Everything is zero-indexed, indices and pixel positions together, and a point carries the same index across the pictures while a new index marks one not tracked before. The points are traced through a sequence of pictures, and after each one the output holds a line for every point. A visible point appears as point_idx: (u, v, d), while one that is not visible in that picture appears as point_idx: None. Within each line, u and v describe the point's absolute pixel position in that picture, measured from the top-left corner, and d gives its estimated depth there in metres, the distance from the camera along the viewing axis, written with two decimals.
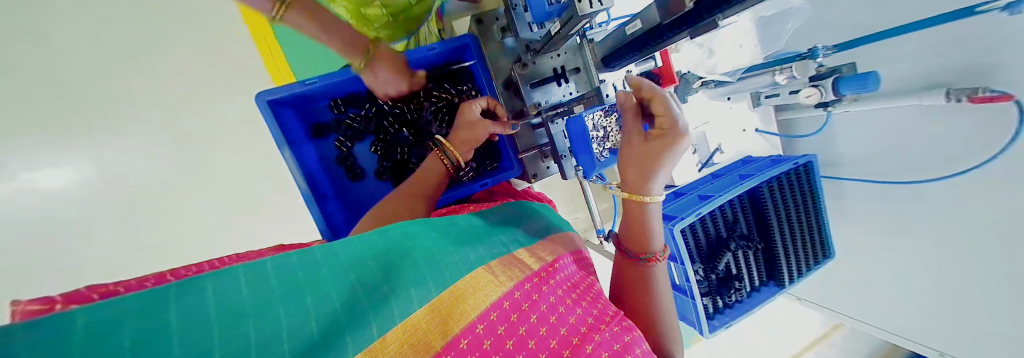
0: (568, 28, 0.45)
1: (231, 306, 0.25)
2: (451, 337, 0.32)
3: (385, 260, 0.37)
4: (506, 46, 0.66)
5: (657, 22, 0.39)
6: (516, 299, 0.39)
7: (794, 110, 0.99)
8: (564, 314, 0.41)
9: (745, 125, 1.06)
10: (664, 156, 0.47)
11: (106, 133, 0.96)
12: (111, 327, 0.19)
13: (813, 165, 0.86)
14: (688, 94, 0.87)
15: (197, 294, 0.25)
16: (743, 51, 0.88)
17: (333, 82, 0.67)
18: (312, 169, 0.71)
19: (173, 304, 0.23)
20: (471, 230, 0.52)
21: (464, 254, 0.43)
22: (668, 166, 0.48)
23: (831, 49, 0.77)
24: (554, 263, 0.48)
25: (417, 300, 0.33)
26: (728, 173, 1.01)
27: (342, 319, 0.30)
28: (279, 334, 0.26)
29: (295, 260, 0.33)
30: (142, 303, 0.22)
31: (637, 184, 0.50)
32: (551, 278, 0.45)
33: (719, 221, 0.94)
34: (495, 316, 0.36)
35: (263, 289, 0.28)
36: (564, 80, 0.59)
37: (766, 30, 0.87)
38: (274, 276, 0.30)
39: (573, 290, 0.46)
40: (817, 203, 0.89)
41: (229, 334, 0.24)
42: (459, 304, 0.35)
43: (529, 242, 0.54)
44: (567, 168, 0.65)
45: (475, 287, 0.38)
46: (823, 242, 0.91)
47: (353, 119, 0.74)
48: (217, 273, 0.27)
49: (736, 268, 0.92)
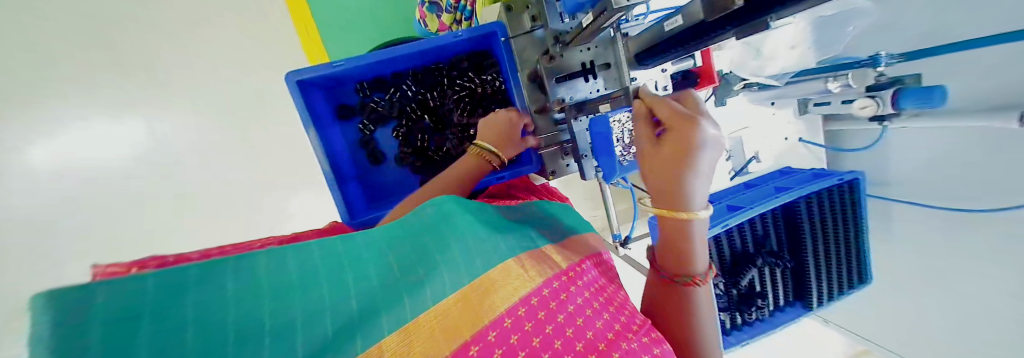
0: (601, 20, 0.42)
1: (278, 282, 0.29)
2: (480, 327, 0.32)
3: (419, 246, 0.38)
4: (535, 36, 0.63)
5: (702, 18, 0.35)
6: (544, 296, 0.38)
7: (841, 122, 0.92)
8: (591, 317, 0.39)
9: (788, 133, 0.99)
10: (688, 156, 0.39)
11: (147, 102, 1.02)
12: (172, 294, 0.24)
13: (861, 183, 0.75)
14: (728, 96, 0.91)
15: (252, 270, 0.28)
16: (794, 53, 0.80)
17: (360, 65, 0.67)
18: (337, 151, 0.73)
19: (231, 276, 0.27)
20: (503, 220, 0.52)
21: (499, 242, 0.42)
22: (696, 169, 0.40)
23: (896, 58, 0.69)
24: (581, 264, 0.47)
25: (448, 286, 0.33)
26: (763, 184, 0.94)
27: (370, 302, 0.32)
28: (312, 312, 0.29)
29: (339, 245, 0.36)
30: (204, 274, 0.26)
31: (669, 191, 0.42)
32: (578, 279, 0.44)
33: (748, 236, 0.89)
34: (523, 311, 0.35)
35: (309, 267, 0.32)
36: (592, 76, 0.56)
37: (824, 28, 0.74)
38: (319, 257, 0.33)
39: (600, 293, 0.44)
40: (862, 241, 0.78)
41: (277, 307, 0.28)
42: (488, 295, 0.35)
43: (556, 240, 0.53)
44: (587, 167, 0.62)
45: (505, 278, 0.37)
46: (859, 268, 0.81)
47: (378, 103, 0.75)
48: (272, 253, 0.31)
49: (760, 285, 0.87)
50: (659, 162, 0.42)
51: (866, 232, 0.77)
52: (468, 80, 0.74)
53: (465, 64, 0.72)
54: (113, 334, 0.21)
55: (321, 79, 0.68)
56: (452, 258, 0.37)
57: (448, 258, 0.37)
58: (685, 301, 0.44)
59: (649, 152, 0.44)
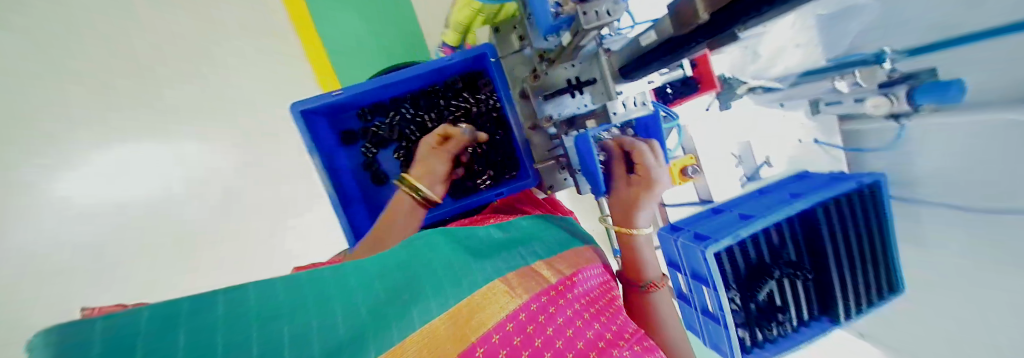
0: (578, 40, 0.44)
1: (267, 309, 0.27)
2: (468, 344, 0.32)
3: (408, 273, 0.39)
4: (523, 55, 0.64)
5: (671, 34, 0.35)
6: (532, 311, 0.39)
7: (859, 119, 0.89)
8: (581, 328, 0.40)
9: (800, 135, 0.95)
10: (647, 199, 0.50)
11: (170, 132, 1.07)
12: (164, 322, 0.21)
13: (883, 187, 0.74)
14: (732, 100, 0.90)
15: (241, 296, 0.26)
16: (798, 51, 0.88)
17: (360, 91, 0.70)
18: (343, 174, 0.76)
19: (220, 303, 0.25)
20: (489, 242, 0.52)
21: (479, 266, 0.43)
22: (653, 205, 0.50)
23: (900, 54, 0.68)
24: (572, 277, 0.47)
25: (437, 307, 0.34)
26: (777, 190, 0.89)
27: (371, 323, 0.31)
28: (314, 335, 0.28)
29: (327, 272, 0.35)
30: (194, 304, 0.23)
31: (624, 215, 0.51)
32: (568, 291, 0.44)
33: (762, 245, 0.84)
34: (511, 326, 0.36)
35: (297, 294, 0.30)
36: (579, 92, 0.55)
37: (825, 29, 0.82)
38: (305, 284, 0.31)
39: (591, 305, 0.45)
40: (889, 241, 0.76)
41: (268, 331, 0.26)
42: (477, 314, 0.36)
43: (547, 254, 0.53)
44: (581, 182, 0.61)
45: (489, 299, 0.38)
46: (888, 266, 0.77)
47: (379, 127, 0.78)
48: (257, 281, 0.29)
49: (781, 299, 0.82)
50: (625, 197, 0.51)
51: (891, 228, 0.75)
52: (463, 100, 0.76)
53: (459, 84, 0.76)
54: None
55: (325, 107, 0.71)
56: (439, 283, 0.38)
57: (435, 282, 0.38)
58: (648, 306, 0.50)
59: (618, 183, 0.52)
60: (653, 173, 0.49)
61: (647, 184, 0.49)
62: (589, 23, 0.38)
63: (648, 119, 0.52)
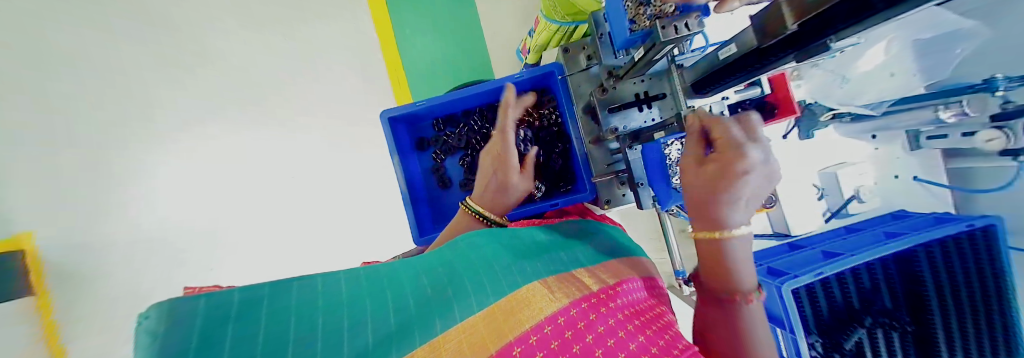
0: (652, 52, 0.45)
1: (308, 304, 0.27)
2: (504, 342, 0.27)
3: (452, 269, 0.36)
4: (591, 73, 0.68)
5: (758, 45, 0.35)
6: (571, 316, 0.31)
7: (970, 157, 0.74)
8: (623, 339, 0.30)
9: (897, 171, 0.85)
10: (737, 181, 0.35)
11: None
12: (219, 316, 0.23)
13: (997, 230, 0.59)
14: (814, 128, 0.84)
15: (285, 293, 0.27)
16: (896, 80, 0.76)
17: (436, 104, 0.79)
18: (414, 177, 0.85)
19: (267, 299, 0.26)
20: (534, 245, 0.47)
21: (525, 267, 0.39)
22: (741, 194, 0.35)
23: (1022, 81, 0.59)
24: (616, 287, 0.39)
25: (475, 303, 0.30)
26: (869, 228, 0.79)
27: (415, 316, 0.29)
28: (363, 326, 0.27)
29: (369, 271, 0.34)
30: (244, 296, 0.25)
31: (701, 211, 0.38)
32: (610, 300, 0.36)
33: (850, 288, 0.74)
34: (548, 329, 0.29)
35: (335, 293, 0.29)
36: (646, 106, 0.59)
37: (927, 53, 0.73)
38: (346, 284, 0.31)
39: (639, 317, 0.36)
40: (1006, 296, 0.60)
41: (303, 327, 0.25)
42: (515, 314, 0.30)
43: (591, 262, 0.47)
44: (644, 197, 0.59)
45: (529, 298, 0.33)
46: (1005, 327, 0.61)
47: (449, 137, 0.86)
48: (302, 278, 0.29)
49: (873, 352, 0.69)
50: (698, 181, 0.37)
51: (1014, 292, 0.59)
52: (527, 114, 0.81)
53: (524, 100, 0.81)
54: (207, 339, 0.22)
55: (406, 116, 0.81)
56: (481, 279, 0.34)
57: (477, 278, 0.34)
58: (736, 326, 0.35)
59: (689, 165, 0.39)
60: (741, 148, 0.35)
61: (733, 158, 0.35)
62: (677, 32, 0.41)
63: None
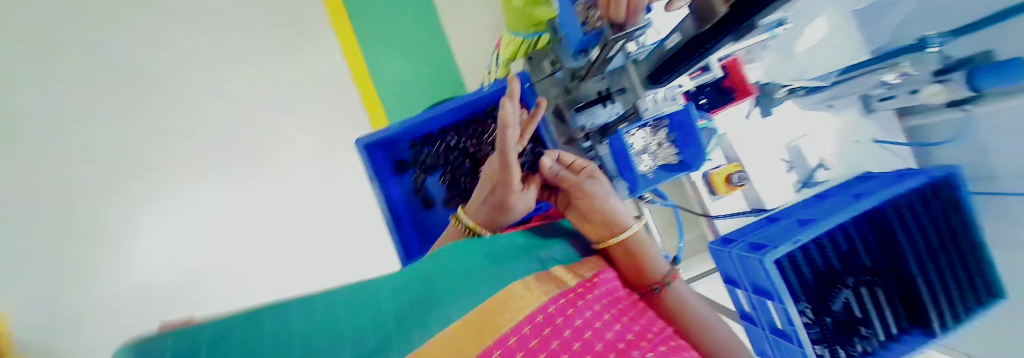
0: (604, 53, 0.48)
1: (279, 331, 0.26)
2: (485, 346, 0.27)
3: (428, 281, 0.36)
4: (556, 78, 0.70)
5: (696, 32, 0.38)
6: (549, 313, 0.32)
7: (919, 114, 0.80)
8: (602, 330, 0.32)
9: (856, 135, 0.89)
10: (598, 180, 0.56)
11: None
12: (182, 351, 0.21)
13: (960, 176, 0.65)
14: (773, 105, 0.86)
15: (251, 322, 0.26)
16: (841, 53, 0.83)
17: (410, 125, 0.79)
18: (396, 200, 0.84)
19: (231, 329, 0.24)
20: (512, 248, 0.48)
21: (502, 270, 0.39)
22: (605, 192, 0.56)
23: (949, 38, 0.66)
24: (592, 279, 0.40)
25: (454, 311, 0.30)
26: (838, 193, 0.82)
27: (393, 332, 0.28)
28: (338, 346, 0.26)
29: (341, 294, 0.33)
30: (207, 326, 0.23)
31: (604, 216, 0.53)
32: (588, 293, 0.37)
33: (830, 253, 0.75)
34: (528, 329, 0.29)
35: (306, 319, 0.28)
36: (610, 102, 0.60)
37: (866, 21, 0.80)
38: (316, 309, 0.30)
39: (616, 307, 0.37)
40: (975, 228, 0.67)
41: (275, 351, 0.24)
42: (495, 317, 0.30)
43: (568, 261, 0.47)
44: (622, 188, 0.63)
45: (509, 301, 0.33)
46: (978, 267, 0.67)
47: (427, 156, 0.86)
48: (268, 306, 0.28)
49: (863, 311, 0.71)
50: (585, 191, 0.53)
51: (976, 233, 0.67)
52: None
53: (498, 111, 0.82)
54: None
55: (382, 140, 0.82)
56: (459, 287, 0.34)
57: (454, 288, 0.34)
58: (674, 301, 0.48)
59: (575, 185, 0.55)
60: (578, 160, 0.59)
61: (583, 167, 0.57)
62: (621, 46, 0.48)
63: (681, 116, 0.54)
